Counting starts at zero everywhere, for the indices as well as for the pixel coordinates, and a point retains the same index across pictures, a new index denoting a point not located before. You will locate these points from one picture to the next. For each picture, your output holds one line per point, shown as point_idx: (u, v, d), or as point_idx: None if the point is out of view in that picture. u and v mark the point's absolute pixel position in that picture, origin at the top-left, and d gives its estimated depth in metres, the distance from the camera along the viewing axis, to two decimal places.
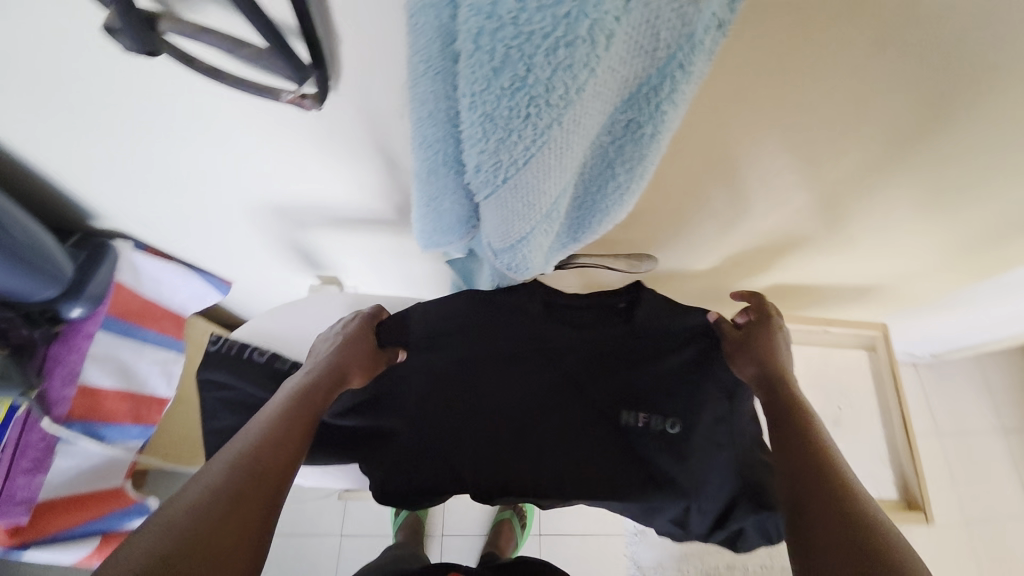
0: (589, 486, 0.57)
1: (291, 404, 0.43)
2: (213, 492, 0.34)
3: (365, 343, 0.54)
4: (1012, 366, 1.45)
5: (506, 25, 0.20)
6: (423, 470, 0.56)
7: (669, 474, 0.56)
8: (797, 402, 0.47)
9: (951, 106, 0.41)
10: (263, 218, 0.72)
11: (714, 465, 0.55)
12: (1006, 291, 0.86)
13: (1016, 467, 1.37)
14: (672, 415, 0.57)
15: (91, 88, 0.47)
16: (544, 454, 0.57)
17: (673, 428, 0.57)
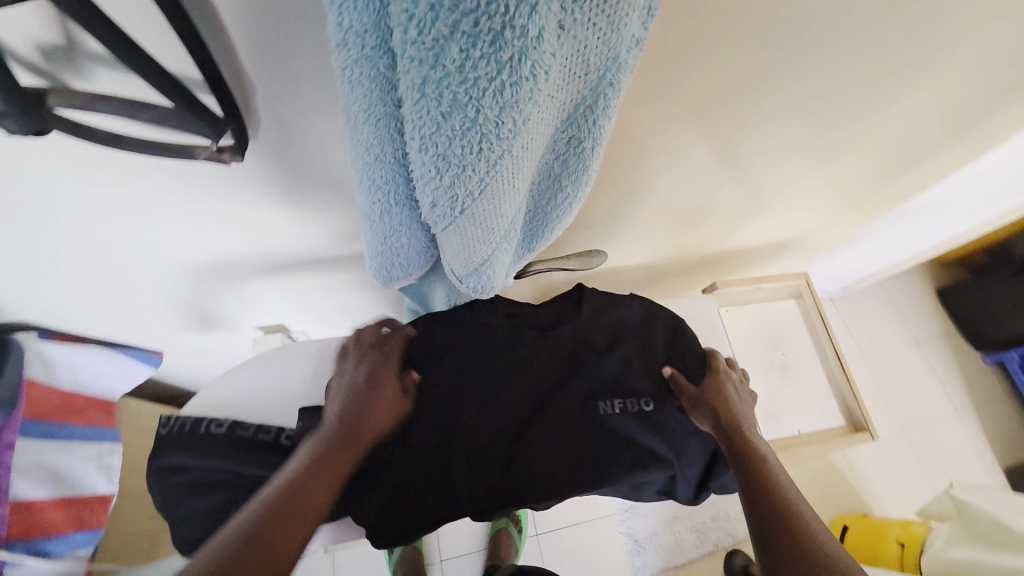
0: (588, 476, 0.56)
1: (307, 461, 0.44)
2: (218, 559, 0.33)
3: (385, 382, 0.54)
4: (906, 286, 1.66)
5: (452, 74, 0.20)
6: (419, 498, 0.54)
7: (655, 448, 0.57)
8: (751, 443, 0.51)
9: (819, 69, 0.47)
10: (191, 278, 0.67)
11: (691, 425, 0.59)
12: (892, 225, 0.99)
13: (926, 371, 1.57)
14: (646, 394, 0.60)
15: None
16: (539, 455, 0.56)
17: (649, 405, 0.59)
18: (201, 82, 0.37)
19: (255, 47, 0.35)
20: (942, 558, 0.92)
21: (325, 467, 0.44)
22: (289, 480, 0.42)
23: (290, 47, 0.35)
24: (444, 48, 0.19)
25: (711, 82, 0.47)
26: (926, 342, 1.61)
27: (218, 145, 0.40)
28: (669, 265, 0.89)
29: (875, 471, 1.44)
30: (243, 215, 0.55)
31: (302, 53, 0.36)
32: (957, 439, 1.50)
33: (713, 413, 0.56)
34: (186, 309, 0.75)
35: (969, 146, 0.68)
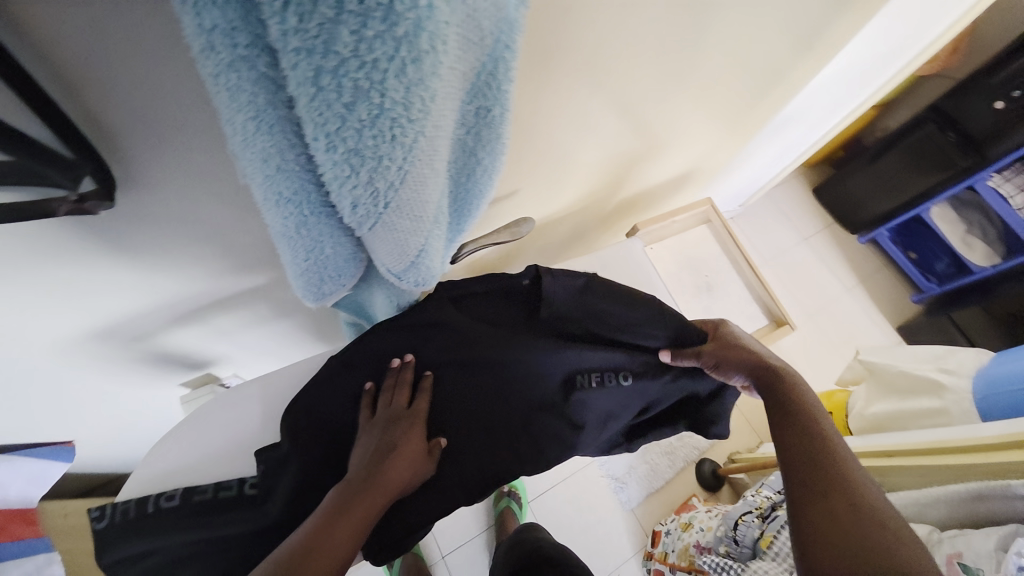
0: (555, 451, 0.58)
1: (322, 519, 0.42)
2: None
3: (410, 440, 0.50)
4: (788, 193, 1.88)
5: (348, 59, 0.19)
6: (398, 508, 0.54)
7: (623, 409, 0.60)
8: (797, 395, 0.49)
9: (688, 4, 0.51)
10: (90, 349, 0.59)
11: (668, 389, 0.60)
12: (769, 139, 1.11)
13: (819, 261, 1.80)
14: (623, 367, 0.59)
15: None
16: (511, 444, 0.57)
17: (626, 380, 0.59)
18: (41, 127, 0.31)
19: (96, 78, 0.30)
20: (865, 414, 1.07)
21: (338, 523, 0.41)
22: (300, 540, 0.40)
23: (137, 71, 0.31)
24: (332, 33, 0.18)
25: (594, 36, 0.48)
26: (814, 237, 1.84)
27: (77, 193, 0.34)
28: (590, 217, 0.92)
29: (798, 357, 1.64)
30: (132, 266, 0.48)
31: (157, 75, 0.31)
32: (853, 312, 1.74)
33: (742, 365, 0.54)
34: (89, 383, 0.65)
35: (818, 57, 0.76)
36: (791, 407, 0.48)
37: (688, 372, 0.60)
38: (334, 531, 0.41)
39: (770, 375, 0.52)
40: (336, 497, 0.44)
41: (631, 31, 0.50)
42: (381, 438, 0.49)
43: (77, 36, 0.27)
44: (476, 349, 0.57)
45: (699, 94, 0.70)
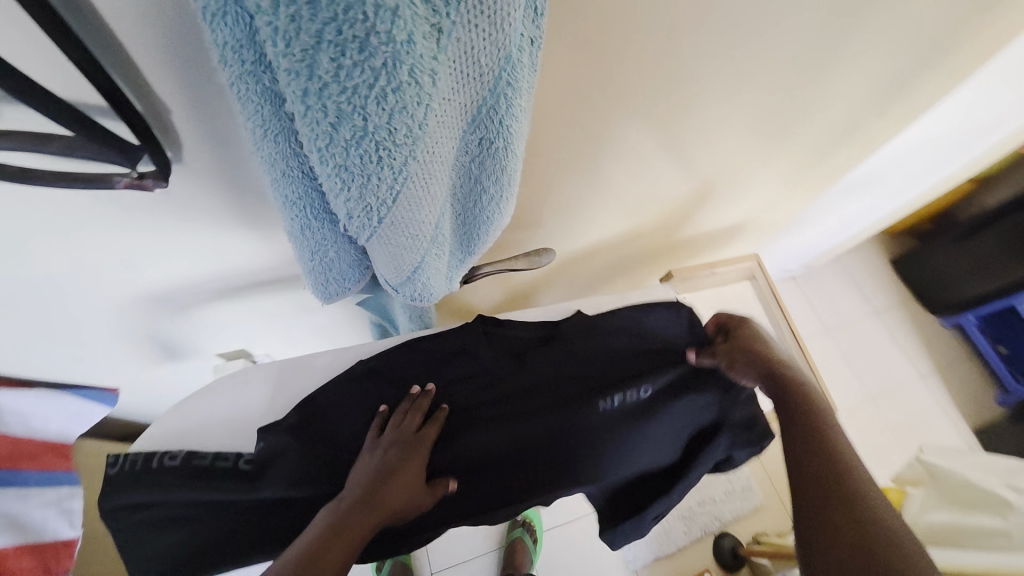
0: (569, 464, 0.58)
1: (318, 540, 0.41)
2: None
3: (411, 466, 0.51)
4: (862, 260, 1.74)
5: (329, 84, 0.20)
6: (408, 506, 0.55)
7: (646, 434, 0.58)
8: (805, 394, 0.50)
9: (739, 51, 0.49)
10: (139, 310, 0.65)
11: (694, 402, 0.59)
12: (839, 200, 1.04)
13: (891, 340, 1.64)
14: (640, 380, 0.59)
15: None
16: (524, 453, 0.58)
17: (645, 392, 0.58)
18: (108, 110, 0.36)
19: (149, 65, 0.35)
20: (917, 522, 0.93)
21: (334, 546, 0.41)
22: (297, 558, 0.40)
23: (179, 59, 0.35)
24: (314, 59, 0.19)
25: (635, 76, 0.48)
26: (887, 312, 1.68)
27: (138, 171, 0.40)
28: (630, 256, 0.90)
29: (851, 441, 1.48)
30: (181, 240, 0.54)
31: (200, 69, 0.36)
32: (923, 403, 1.55)
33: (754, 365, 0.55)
34: (136, 343, 0.72)
35: (896, 117, 0.71)
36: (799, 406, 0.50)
37: (711, 383, 0.59)
38: (332, 547, 0.41)
39: (783, 379, 0.52)
40: (335, 518, 0.44)
41: (676, 78, 0.50)
42: (386, 460, 0.50)
43: (133, 23, 0.32)
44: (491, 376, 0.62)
45: (754, 145, 0.68)
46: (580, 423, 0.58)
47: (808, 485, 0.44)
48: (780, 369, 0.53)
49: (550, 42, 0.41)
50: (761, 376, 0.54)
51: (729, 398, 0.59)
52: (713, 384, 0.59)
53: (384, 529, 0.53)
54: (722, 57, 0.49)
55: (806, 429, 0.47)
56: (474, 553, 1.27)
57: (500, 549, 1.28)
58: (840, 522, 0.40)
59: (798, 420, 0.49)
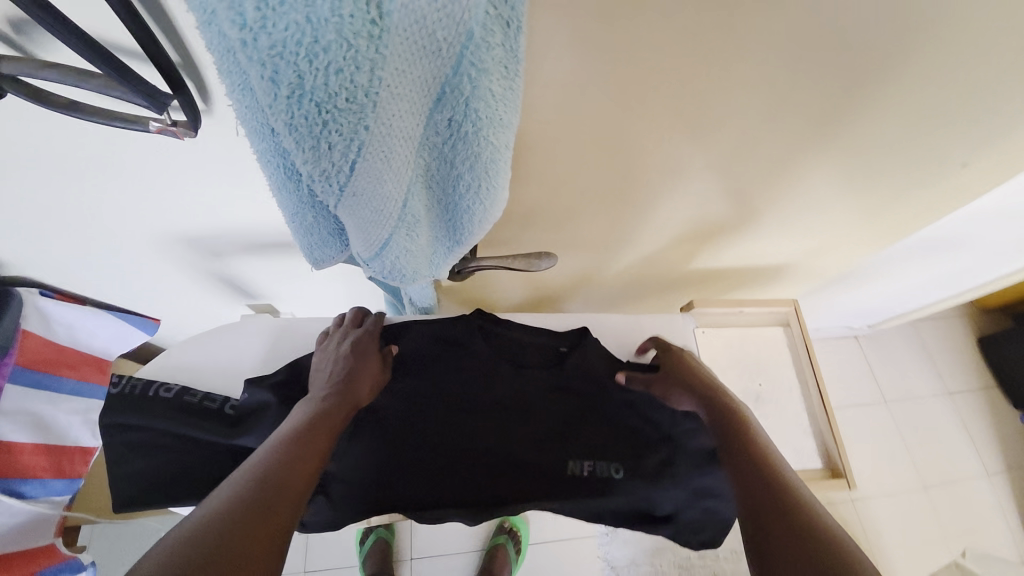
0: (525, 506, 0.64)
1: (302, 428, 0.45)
2: (227, 506, 0.34)
3: (369, 362, 0.58)
4: (941, 330, 1.56)
5: (260, 36, 0.20)
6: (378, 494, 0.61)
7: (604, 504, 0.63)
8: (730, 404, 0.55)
9: (802, 79, 0.45)
10: (178, 250, 0.71)
11: (659, 494, 0.63)
12: (914, 256, 0.93)
13: (959, 425, 1.46)
14: (617, 462, 0.64)
15: None
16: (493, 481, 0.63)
17: (618, 473, 0.63)
18: (143, 57, 0.39)
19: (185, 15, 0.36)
20: None
21: (320, 429, 0.45)
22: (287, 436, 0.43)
23: None
24: (243, 9, 0.19)
25: (680, 96, 0.44)
26: (960, 393, 1.49)
27: (170, 119, 0.43)
28: (661, 279, 0.86)
29: (889, 527, 1.32)
30: (214, 191, 0.57)
31: None
32: (981, 503, 1.38)
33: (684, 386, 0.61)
34: (176, 279, 0.78)
35: (988, 174, 0.63)
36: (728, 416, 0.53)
37: (685, 472, 0.63)
38: (322, 423, 0.46)
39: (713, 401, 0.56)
40: (316, 410, 0.48)
41: (730, 103, 0.46)
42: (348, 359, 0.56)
43: None
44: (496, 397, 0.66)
45: (808, 183, 0.62)
46: (553, 487, 0.63)
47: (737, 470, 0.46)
48: (715, 396, 0.57)
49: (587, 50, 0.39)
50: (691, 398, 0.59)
51: (688, 502, 0.63)
52: (680, 485, 0.63)
53: (345, 506, 0.61)
54: (781, 85, 0.45)
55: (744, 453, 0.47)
56: (458, 548, 1.27)
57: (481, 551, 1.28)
58: (771, 525, 0.39)
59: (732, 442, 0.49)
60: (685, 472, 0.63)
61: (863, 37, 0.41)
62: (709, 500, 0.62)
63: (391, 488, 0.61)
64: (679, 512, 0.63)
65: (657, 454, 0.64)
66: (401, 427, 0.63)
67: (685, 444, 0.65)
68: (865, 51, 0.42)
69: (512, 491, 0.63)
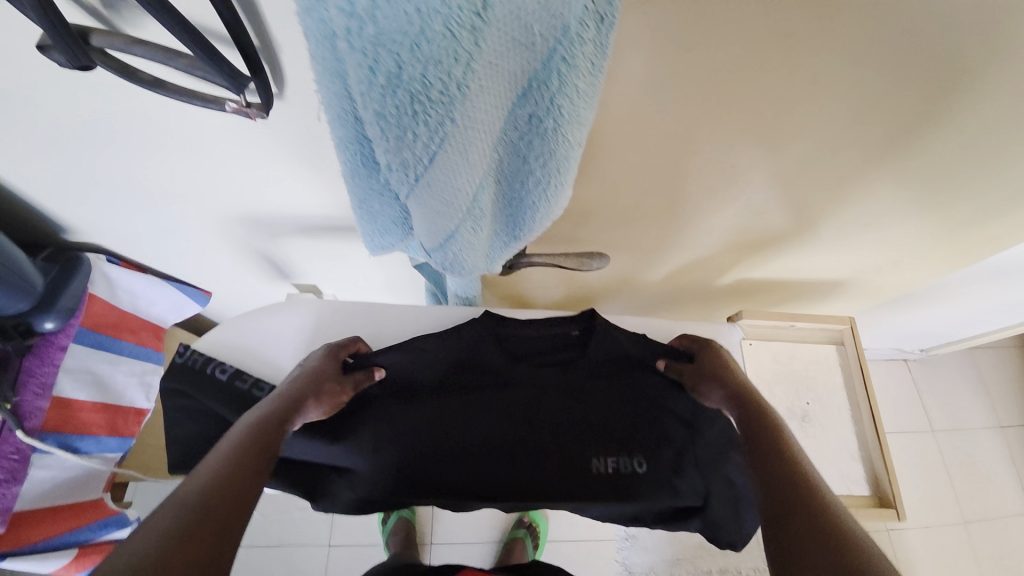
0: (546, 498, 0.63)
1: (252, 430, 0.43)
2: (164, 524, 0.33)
3: (329, 377, 0.56)
4: (999, 361, 1.47)
5: (368, 25, 0.20)
6: (398, 485, 0.62)
7: (629, 492, 0.63)
8: (764, 405, 0.52)
9: (886, 91, 0.42)
10: (234, 228, 0.73)
11: (681, 482, 0.63)
12: (980, 281, 0.88)
13: (1011, 462, 1.37)
14: (638, 455, 0.63)
15: (56, 109, 0.50)
16: (513, 474, 0.63)
17: (640, 466, 0.63)
18: (227, 38, 0.41)
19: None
20: None
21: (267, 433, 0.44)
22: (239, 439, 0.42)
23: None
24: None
25: (754, 100, 0.42)
26: (1015, 429, 1.40)
27: (245, 100, 0.44)
28: (706, 287, 0.84)
29: (926, 563, 1.26)
30: (274, 171, 0.59)
31: None
32: None
33: (718, 383, 0.58)
34: (230, 255, 0.81)
35: None
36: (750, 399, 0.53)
37: (709, 463, 0.63)
38: (271, 430, 0.45)
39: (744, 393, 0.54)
40: (265, 415, 0.47)
41: (805, 110, 0.44)
42: (311, 371, 0.55)
43: None
44: (512, 391, 0.66)
45: (879, 199, 0.59)
46: (570, 474, 0.63)
47: (762, 460, 0.45)
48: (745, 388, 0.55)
49: (666, 51, 0.37)
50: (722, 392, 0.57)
51: (711, 485, 0.63)
52: (702, 474, 0.63)
53: (368, 492, 0.62)
54: (864, 96, 0.42)
55: (779, 455, 0.45)
56: (476, 538, 1.29)
57: (498, 543, 1.29)
58: (781, 518, 0.40)
59: (764, 439, 0.47)
60: (692, 462, 0.63)
61: (963, 50, 0.38)
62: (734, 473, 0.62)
63: (405, 462, 0.62)
64: (708, 500, 0.62)
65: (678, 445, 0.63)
66: (412, 400, 0.64)
67: (706, 434, 0.64)
68: (957, 66, 0.40)
69: (527, 476, 0.63)
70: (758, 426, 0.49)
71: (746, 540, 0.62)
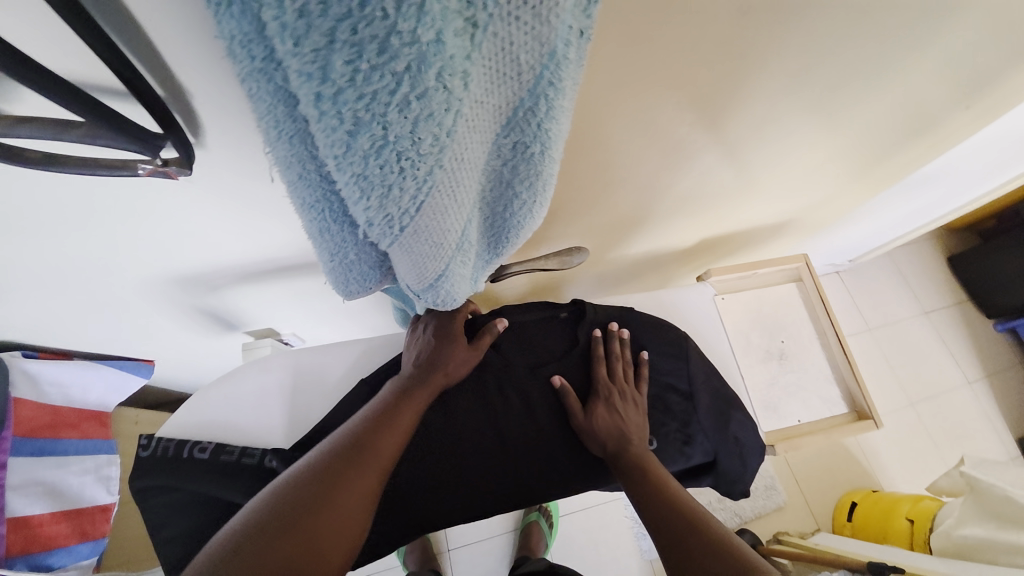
0: (564, 488, 0.64)
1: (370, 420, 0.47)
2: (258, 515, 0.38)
3: (455, 342, 0.57)
4: (914, 256, 1.65)
5: (345, 89, 0.17)
6: (413, 511, 0.60)
7: None
8: (644, 461, 0.56)
9: (824, 43, 0.43)
10: (170, 291, 0.66)
11: (694, 450, 0.65)
12: (900, 194, 0.97)
13: (939, 341, 1.56)
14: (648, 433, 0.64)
15: None
16: (531, 476, 0.63)
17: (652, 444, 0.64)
18: (127, 94, 0.35)
19: (165, 46, 0.32)
20: (952, 534, 1.04)
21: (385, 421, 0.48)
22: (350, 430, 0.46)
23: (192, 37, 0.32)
24: (327, 61, 0.16)
25: (706, 69, 0.42)
26: (936, 312, 1.59)
27: (160, 159, 0.39)
28: (670, 251, 0.86)
29: (882, 448, 1.44)
30: (207, 228, 0.53)
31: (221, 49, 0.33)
32: (964, 410, 1.50)
33: (600, 440, 0.60)
34: (170, 319, 0.74)
35: (984, 109, 0.64)
36: (635, 466, 0.56)
37: (714, 428, 0.66)
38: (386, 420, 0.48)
39: (626, 459, 0.57)
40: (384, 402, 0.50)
41: (754, 71, 0.44)
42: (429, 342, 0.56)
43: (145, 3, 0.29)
44: (518, 398, 0.63)
45: (821, 143, 0.62)
46: (585, 462, 0.64)
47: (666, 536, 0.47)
48: (625, 449, 0.58)
49: (617, 40, 0.36)
50: (604, 446, 0.59)
51: (720, 446, 0.66)
52: (710, 436, 0.66)
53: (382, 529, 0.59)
54: (805, 53, 0.44)
55: (679, 524, 0.47)
56: (491, 533, 1.30)
57: (513, 532, 1.31)
58: None
59: (660, 508, 0.50)
60: (696, 425, 0.66)
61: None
62: (736, 427, 0.66)
63: (412, 494, 0.59)
64: (717, 458, 0.66)
65: (686, 416, 0.66)
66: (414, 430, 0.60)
67: (702, 398, 0.67)
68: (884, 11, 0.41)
69: (543, 476, 0.63)
70: (646, 495, 0.52)
71: (747, 489, 0.67)
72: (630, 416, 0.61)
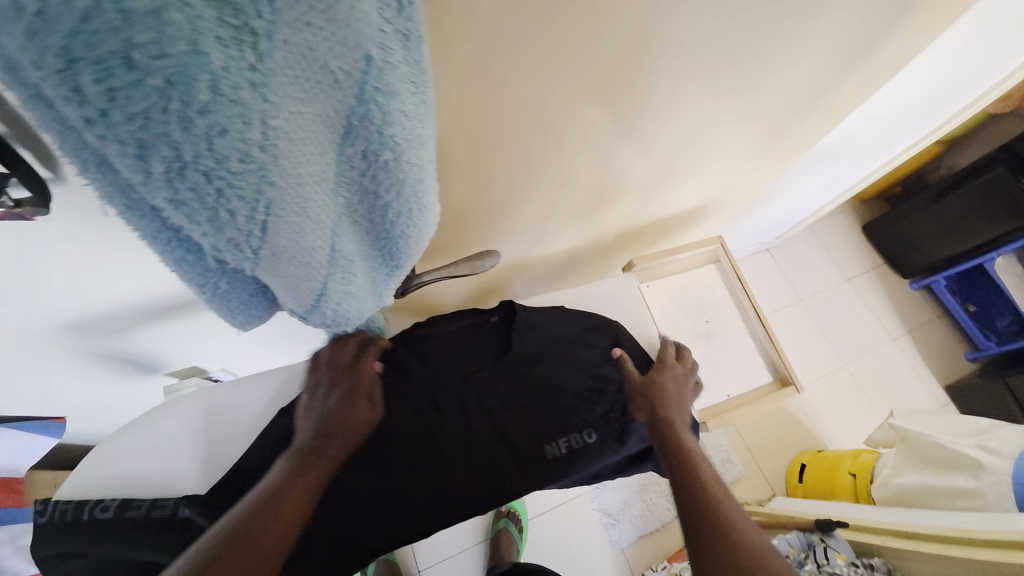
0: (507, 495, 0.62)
1: (274, 487, 0.45)
2: None
3: (356, 401, 0.54)
4: (834, 226, 1.77)
5: (110, 110, 0.16)
6: (347, 539, 0.57)
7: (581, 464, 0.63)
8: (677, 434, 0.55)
9: (698, 28, 0.45)
10: (67, 342, 0.60)
11: (633, 440, 0.65)
12: (806, 170, 1.04)
13: (863, 303, 1.68)
14: (587, 428, 0.64)
15: None
16: (471, 486, 0.60)
17: (590, 437, 0.64)
18: None
19: None
20: (890, 484, 1.12)
21: (292, 487, 0.45)
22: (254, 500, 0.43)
23: None
24: (77, 83, 0.15)
25: (586, 57, 0.42)
26: (858, 277, 1.72)
27: (9, 199, 0.35)
28: (600, 244, 0.88)
29: (823, 409, 1.53)
30: (95, 268, 0.49)
31: None
32: (891, 365, 1.61)
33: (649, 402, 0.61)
34: (75, 371, 0.67)
35: (864, 85, 0.69)
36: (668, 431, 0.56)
37: None
38: (292, 487, 0.45)
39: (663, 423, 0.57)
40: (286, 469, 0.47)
41: (636, 59, 0.45)
42: (326, 406, 0.52)
43: None
44: (450, 407, 0.62)
45: (720, 127, 0.65)
46: (527, 466, 0.62)
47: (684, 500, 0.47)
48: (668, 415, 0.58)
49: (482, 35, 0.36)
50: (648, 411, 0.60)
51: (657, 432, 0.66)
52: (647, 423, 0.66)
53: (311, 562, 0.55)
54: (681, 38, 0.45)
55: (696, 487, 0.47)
56: (462, 547, 1.28)
57: (484, 543, 1.29)
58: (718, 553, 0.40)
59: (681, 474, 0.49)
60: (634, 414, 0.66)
61: None
62: None
63: (344, 521, 0.56)
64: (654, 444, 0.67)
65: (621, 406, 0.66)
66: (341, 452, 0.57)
67: None
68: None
69: (485, 486, 0.61)
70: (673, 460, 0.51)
71: None
72: (682, 396, 0.63)
